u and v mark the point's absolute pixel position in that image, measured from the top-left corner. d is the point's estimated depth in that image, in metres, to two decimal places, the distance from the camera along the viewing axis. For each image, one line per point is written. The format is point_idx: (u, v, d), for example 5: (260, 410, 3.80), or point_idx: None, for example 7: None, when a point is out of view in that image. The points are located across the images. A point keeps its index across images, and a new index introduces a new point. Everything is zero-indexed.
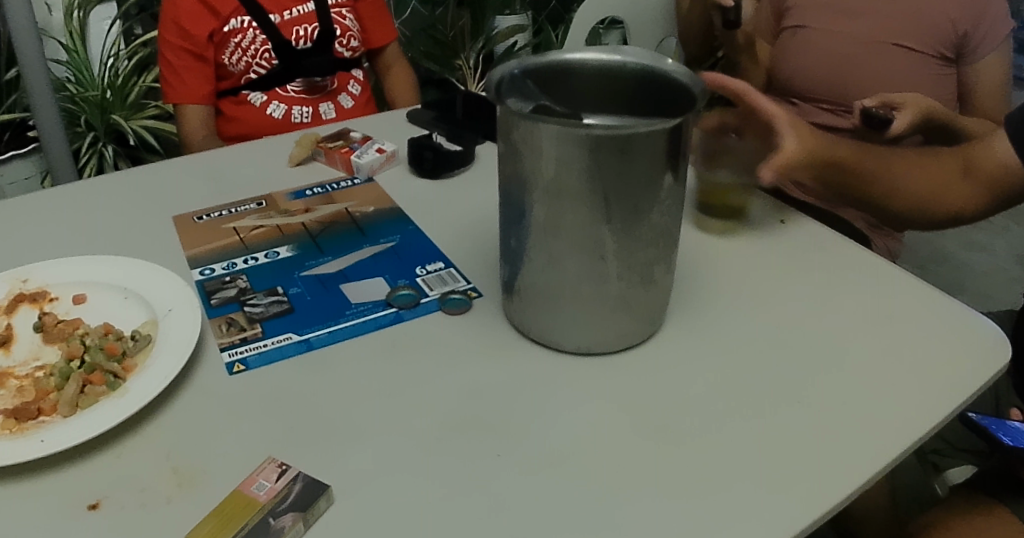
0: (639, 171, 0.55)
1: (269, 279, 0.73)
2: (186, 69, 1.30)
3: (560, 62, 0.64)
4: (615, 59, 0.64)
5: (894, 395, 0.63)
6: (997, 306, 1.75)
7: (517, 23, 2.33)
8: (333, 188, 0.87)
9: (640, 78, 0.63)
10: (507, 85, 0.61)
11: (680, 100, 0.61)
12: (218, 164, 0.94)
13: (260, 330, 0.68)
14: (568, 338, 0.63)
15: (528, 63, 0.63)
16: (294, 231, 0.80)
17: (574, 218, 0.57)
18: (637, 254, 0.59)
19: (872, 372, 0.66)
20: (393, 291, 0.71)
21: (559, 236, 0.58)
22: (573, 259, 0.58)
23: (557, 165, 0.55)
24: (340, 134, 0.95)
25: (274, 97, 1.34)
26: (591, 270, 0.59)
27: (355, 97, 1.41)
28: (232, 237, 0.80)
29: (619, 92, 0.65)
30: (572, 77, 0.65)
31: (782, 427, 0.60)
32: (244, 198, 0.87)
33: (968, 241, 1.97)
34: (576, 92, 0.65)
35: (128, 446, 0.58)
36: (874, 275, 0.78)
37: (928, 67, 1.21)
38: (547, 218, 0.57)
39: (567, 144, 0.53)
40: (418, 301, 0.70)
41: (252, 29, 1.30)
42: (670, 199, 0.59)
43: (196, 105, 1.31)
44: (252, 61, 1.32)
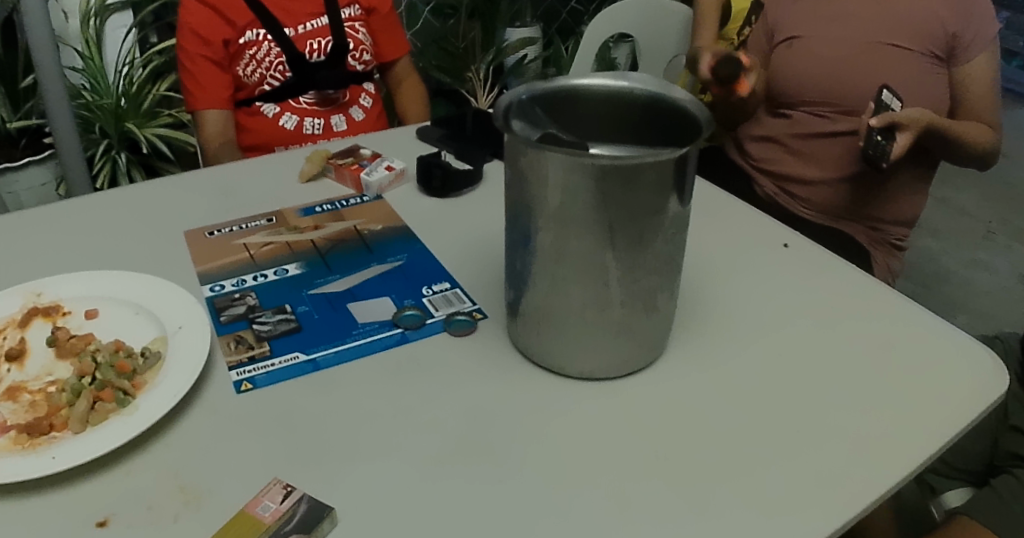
0: (645, 199, 0.56)
1: (277, 297, 0.74)
2: (204, 76, 1.31)
3: (569, 87, 0.65)
4: (623, 85, 0.64)
5: (893, 422, 0.64)
6: (1000, 326, 1.74)
7: (528, 35, 2.37)
8: (343, 205, 0.88)
9: (647, 105, 0.64)
10: (515, 113, 0.63)
11: (687, 128, 0.61)
12: (229, 179, 0.96)
13: (268, 348, 0.69)
14: (571, 362, 0.64)
15: (536, 89, 0.64)
16: (304, 248, 0.81)
17: (578, 246, 0.57)
18: (640, 281, 0.59)
19: (871, 399, 0.66)
20: (399, 312, 0.72)
21: (564, 264, 0.59)
22: (577, 286, 0.59)
23: (564, 193, 0.55)
24: (351, 150, 0.96)
25: (286, 109, 1.35)
26: (595, 297, 0.59)
27: (366, 110, 1.41)
28: (243, 253, 0.81)
29: (626, 118, 0.65)
30: (579, 103, 0.66)
31: (783, 454, 0.61)
32: (255, 214, 0.88)
33: (972, 259, 1.97)
34: (585, 117, 0.66)
35: (137, 463, 0.59)
36: (873, 300, 0.78)
37: (921, 66, 1.16)
38: (552, 245, 0.58)
39: (575, 174, 0.54)
40: (424, 322, 0.71)
41: (267, 41, 1.33)
42: (674, 227, 0.59)
43: (213, 112, 1.33)
44: (267, 73, 1.34)
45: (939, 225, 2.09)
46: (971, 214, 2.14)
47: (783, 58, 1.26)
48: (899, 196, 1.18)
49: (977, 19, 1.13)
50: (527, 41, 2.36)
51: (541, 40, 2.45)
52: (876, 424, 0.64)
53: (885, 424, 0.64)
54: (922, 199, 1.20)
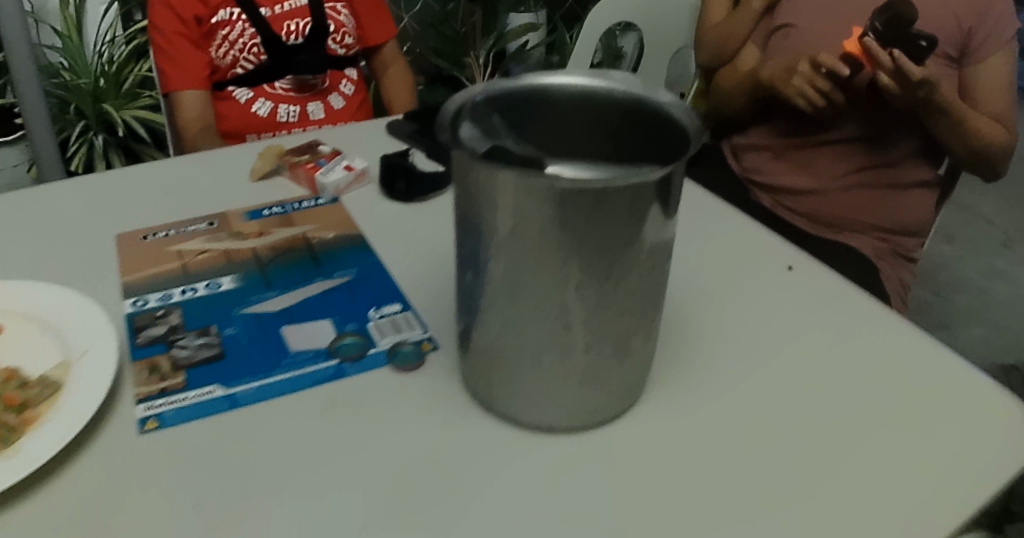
0: (615, 231, 0.46)
1: (203, 317, 0.65)
2: (176, 53, 1.20)
3: (535, 89, 0.56)
4: (596, 89, 0.55)
5: (902, 488, 0.54)
6: (1018, 342, 1.64)
7: (530, 21, 2.27)
8: (295, 208, 0.79)
9: (628, 111, 0.54)
10: (471, 113, 0.53)
11: (666, 132, 0.52)
12: (177, 174, 0.86)
13: (183, 380, 0.60)
14: (531, 413, 0.55)
15: (496, 90, 0.55)
16: (243, 257, 0.72)
17: (533, 278, 0.48)
18: (608, 324, 0.50)
19: (877, 459, 0.56)
20: (337, 339, 0.62)
21: (518, 301, 0.49)
22: (534, 328, 0.50)
23: (519, 218, 0.46)
24: (309, 146, 0.85)
25: (260, 94, 1.25)
26: (554, 341, 0.50)
27: (347, 98, 1.32)
28: (175, 262, 0.72)
29: (601, 121, 0.55)
30: (543, 107, 0.56)
31: (770, 516, 0.51)
32: (197, 216, 0.79)
33: (989, 268, 1.86)
34: (551, 123, 0.56)
35: (10, 518, 0.50)
36: (886, 333, 0.68)
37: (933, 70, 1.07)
38: (505, 280, 0.49)
39: (529, 198, 0.45)
40: (364, 352, 0.61)
41: (241, 21, 1.21)
42: (653, 260, 0.49)
43: (190, 91, 1.22)
44: (240, 54, 1.23)
45: (955, 230, 1.98)
46: (989, 220, 2.03)
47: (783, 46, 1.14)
48: (905, 201, 1.08)
49: (996, 20, 1.04)
50: (528, 28, 2.23)
51: (545, 26, 2.34)
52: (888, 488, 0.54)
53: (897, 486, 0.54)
54: (931, 204, 1.10)
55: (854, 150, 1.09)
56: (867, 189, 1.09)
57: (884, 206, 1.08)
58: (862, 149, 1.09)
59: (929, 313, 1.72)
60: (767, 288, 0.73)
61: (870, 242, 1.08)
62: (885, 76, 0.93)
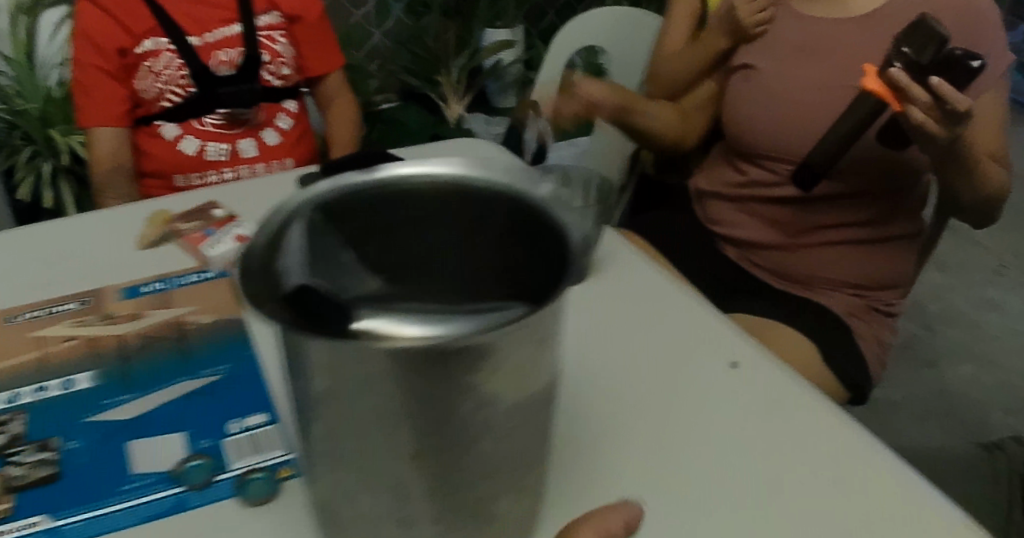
0: (454, 398, 0.33)
1: (46, 426, 0.57)
2: (94, 88, 1.14)
3: (386, 185, 0.41)
4: (468, 187, 0.40)
5: None
6: (1013, 380, 1.55)
7: (507, 37, 2.19)
8: (177, 282, 0.71)
9: (508, 214, 0.39)
10: (291, 230, 0.38)
11: (554, 254, 0.36)
12: (62, 238, 0.78)
13: (9, 508, 0.51)
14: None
15: (332, 190, 0.40)
16: (108, 347, 0.64)
17: (355, 442, 0.36)
18: (456, 496, 0.38)
19: None
20: (184, 460, 0.54)
21: (345, 463, 0.38)
22: (366, 493, 0.39)
23: (358, 388, 0.33)
24: (203, 210, 0.78)
25: (188, 132, 1.17)
26: (390, 510, 0.39)
27: (283, 132, 1.23)
28: (34, 350, 0.64)
29: (472, 227, 0.39)
30: (395, 212, 0.40)
31: None
32: (70, 293, 0.71)
33: (983, 298, 1.77)
34: (405, 233, 0.39)
35: None
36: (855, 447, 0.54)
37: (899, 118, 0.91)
38: (324, 436, 0.37)
39: (336, 361, 0.32)
40: (213, 478, 0.53)
41: (168, 51, 1.14)
42: (520, 415, 0.37)
43: (106, 129, 1.16)
44: (166, 87, 1.15)
45: (946, 257, 1.90)
46: (983, 245, 1.95)
47: (739, 93, 1.04)
48: (883, 253, 0.98)
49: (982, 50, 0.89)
50: (505, 45, 2.15)
51: (523, 42, 2.25)
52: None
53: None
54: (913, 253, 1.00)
55: (834, 199, 0.97)
56: (845, 240, 0.98)
57: (860, 259, 0.97)
58: (845, 197, 0.96)
59: (917, 348, 1.63)
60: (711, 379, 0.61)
61: (844, 300, 0.96)
62: (919, 112, 0.72)
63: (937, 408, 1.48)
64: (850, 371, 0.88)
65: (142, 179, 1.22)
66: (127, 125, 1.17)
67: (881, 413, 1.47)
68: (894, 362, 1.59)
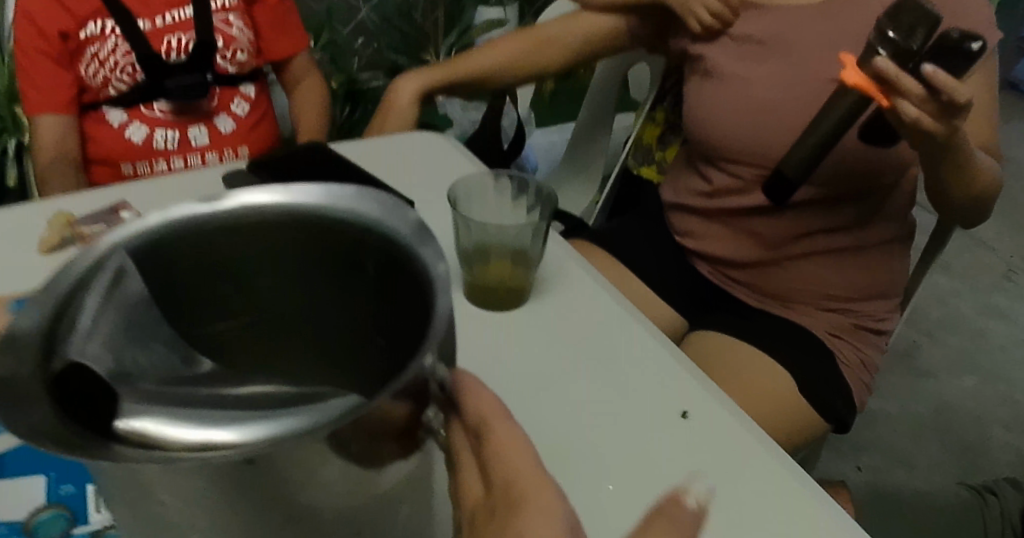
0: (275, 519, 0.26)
1: None
2: (36, 74, 1.04)
3: (232, 220, 0.33)
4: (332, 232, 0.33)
5: None
6: (1018, 394, 1.48)
7: (499, 16, 2.08)
8: None
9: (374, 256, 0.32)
10: (101, 284, 0.30)
11: (419, 332, 0.29)
12: None
13: None
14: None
15: (162, 225, 0.32)
16: None
17: None
18: None
19: None
20: (37, 511, 0.46)
21: None
22: None
23: (166, 516, 0.26)
24: (109, 211, 0.70)
25: (134, 117, 1.09)
26: None
27: (238, 119, 1.16)
28: None
29: (346, 282, 0.33)
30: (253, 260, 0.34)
31: None
32: None
33: (988, 304, 1.69)
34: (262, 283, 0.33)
35: None
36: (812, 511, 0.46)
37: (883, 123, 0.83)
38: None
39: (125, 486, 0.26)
40: (69, 532, 0.46)
41: (114, 36, 1.05)
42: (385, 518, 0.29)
43: (49, 117, 1.06)
44: (111, 75, 1.06)
45: (951, 259, 1.81)
46: (990, 246, 1.86)
47: (698, 97, 0.94)
48: (872, 260, 0.90)
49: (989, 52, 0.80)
50: (496, 25, 2.04)
51: (515, 20, 2.14)
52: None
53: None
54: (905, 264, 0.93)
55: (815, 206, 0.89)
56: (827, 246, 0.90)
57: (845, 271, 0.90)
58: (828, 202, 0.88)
59: (916, 356, 1.55)
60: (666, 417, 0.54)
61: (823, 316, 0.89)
62: (912, 103, 0.63)
63: (937, 423, 1.40)
64: (836, 405, 0.81)
65: (87, 167, 1.13)
66: (72, 113, 1.08)
67: (874, 427, 1.39)
68: (891, 371, 1.51)
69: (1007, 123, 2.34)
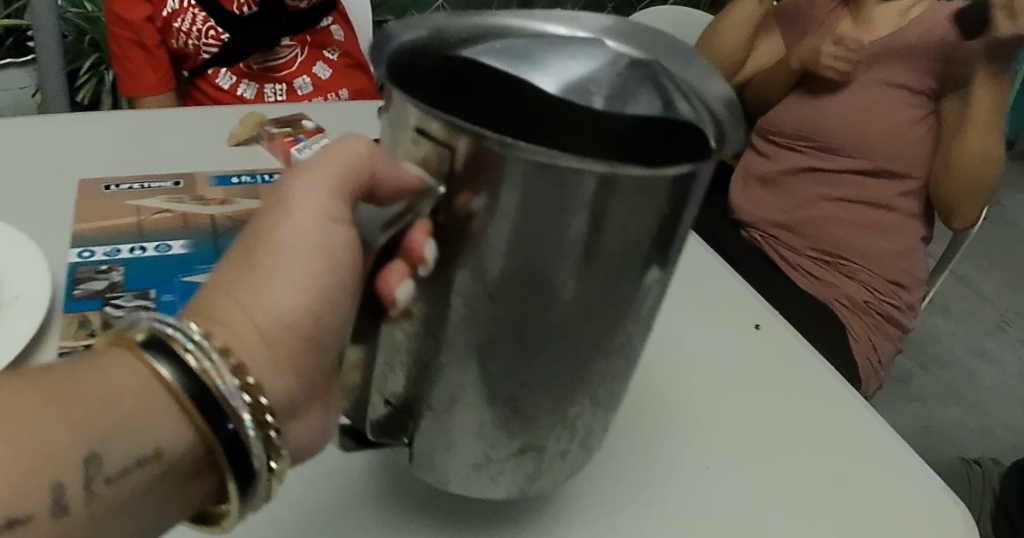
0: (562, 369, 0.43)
1: (145, 278, 0.64)
2: (130, 60, 1.23)
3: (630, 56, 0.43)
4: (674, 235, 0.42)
5: (794, 483, 0.58)
6: (994, 427, 1.62)
7: None
8: (264, 179, 0.77)
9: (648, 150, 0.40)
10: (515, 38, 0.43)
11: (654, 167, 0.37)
12: (151, 132, 0.84)
13: None
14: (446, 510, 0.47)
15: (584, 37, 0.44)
16: (199, 224, 0.70)
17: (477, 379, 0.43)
18: (557, 427, 0.45)
19: (780, 464, 0.60)
20: None
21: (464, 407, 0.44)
22: (483, 432, 0.45)
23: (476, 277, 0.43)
24: (292, 119, 0.85)
25: (241, 77, 1.25)
26: (493, 443, 0.45)
27: (331, 64, 1.30)
28: (131, 217, 0.71)
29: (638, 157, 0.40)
30: (571, 63, 0.39)
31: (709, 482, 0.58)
32: (162, 174, 0.77)
33: (979, 349, 1.84)
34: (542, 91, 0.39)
35: None
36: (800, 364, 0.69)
37: (908, 130, 1.17)
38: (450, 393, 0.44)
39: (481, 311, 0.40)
40: None
41: (192, 8, 1.20)
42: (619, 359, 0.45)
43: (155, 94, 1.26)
44: (200, 42, 1.23)
45: (948, 305, 1.97)
46: (986, 299, 2.02)
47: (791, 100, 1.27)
48: (878, 247, 1.16)
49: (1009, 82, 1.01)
50: None
51: None
52: (841, 484, 0.59)
53: (820, 471, 0.60)
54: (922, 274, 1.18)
55: (829, 190, 1.21)
56: (845, 227, 1.18)
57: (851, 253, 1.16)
58: (837, 191, 1.20)
59: (910, 384, 1.71)
60: (736, 311, 0.75)
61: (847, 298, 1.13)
62: None
63: (919, 441, 1.55)
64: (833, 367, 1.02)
65: None
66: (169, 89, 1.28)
67: None
68: (885, 393, 1.67)
69: (1013, 189, 2.51)
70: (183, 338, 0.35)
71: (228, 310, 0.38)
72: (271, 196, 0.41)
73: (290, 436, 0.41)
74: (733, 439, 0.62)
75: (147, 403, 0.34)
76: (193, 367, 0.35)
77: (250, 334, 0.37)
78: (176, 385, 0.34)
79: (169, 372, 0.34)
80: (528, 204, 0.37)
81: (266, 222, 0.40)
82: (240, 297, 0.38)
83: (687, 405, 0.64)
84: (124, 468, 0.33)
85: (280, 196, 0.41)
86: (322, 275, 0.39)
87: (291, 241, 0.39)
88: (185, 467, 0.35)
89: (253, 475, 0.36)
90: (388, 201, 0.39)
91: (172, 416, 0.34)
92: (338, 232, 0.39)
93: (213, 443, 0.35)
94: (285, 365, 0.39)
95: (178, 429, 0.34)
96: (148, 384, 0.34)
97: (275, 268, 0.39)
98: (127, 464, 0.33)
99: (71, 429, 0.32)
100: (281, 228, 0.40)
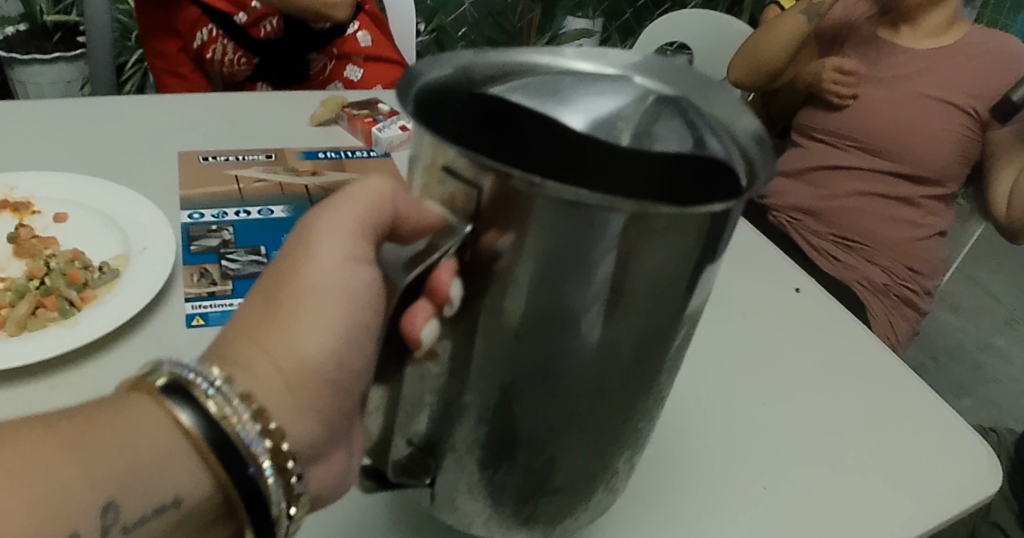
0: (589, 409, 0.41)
1: (254, 237, 0.70)
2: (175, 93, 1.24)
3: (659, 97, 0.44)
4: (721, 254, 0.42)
5: (847, 431, 0.62)
6: (1005, 418, 1.68)
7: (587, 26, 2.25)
8: (347, 155, 0.84)
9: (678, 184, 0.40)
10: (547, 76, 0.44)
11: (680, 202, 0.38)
12: (238, 113, 0.90)
13: (230, 287, 0.65)
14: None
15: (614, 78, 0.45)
16: (295, 191, 0.77)
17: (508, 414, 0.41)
18: (585, 463, 0.43)
19: (838, 411, 0.64)
20: None
21: (488, 440, 0.42)
22: (510, 470, 0.43)
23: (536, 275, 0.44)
24: (368, 103, 0.91)
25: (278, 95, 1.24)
26: (522, 481, 0.43)
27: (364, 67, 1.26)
28: (232, 184, 0.77)
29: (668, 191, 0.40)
30: (597, 102, 0.41)
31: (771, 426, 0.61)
32: (253, 148, 0.84)
33: (991, 346, 1.90)
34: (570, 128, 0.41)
35: (64, 380, 0.56)
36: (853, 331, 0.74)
37: (941, 132, 1.22)
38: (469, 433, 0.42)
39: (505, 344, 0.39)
40: None
41: (218, 39, 1.18)
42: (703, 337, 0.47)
43: None
44: (233, 69, 1.22)
45: (960, 304, 2.03)
46: (997, 299, 2.08)
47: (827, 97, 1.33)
48: (901, 237, 1.22)
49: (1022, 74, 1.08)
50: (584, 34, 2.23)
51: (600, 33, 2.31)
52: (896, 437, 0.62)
53: (873, 421, 0.63)
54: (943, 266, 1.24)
55: (864, 186, 1.26)
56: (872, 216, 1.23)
57: (871, 240, 1.23)
58: (868, 185, 1.26)
59: (924, 377, 1.77)
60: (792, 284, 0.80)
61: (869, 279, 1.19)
62: None
63: None
64: None
65: None
66: None
67: None
68: None
69: None
70: (205, 386, 0.35)
71: (250, 355, 0.39)
72: (303, 234, 0.42)
73: (311, 476, 0.41)
74: (793, 390, 0.66)
75: (170, 453, 0.34)
76: (215, 412, 0.35)
77: (270, 379, 0.38)
78: (197, 434, 0.34)
79: (192, 422, 0.34)
80: (554, 237, 0.35)
81: (294, 264, 0.41)
82: (264, 339, 0.39)
83: (750, 355, 0.69)
84: (141, 519, 0.33)
85: (307, 237, 0.42)
86: (346, 317, 0.40)
87: (317, 286, 0.40)
88: (201, 516, 0.35)
89: (271, 521, 0.36)
90: (411, 239, 0.39)
91: (193, 465, 0.34)
92: (360, 271, 0.40)
93: (231, 492, 0.35)
94: (307, 407, 0.40)
95: (197, 481, 0.35)
96: (171, 433, 0.34)
97: (301, 315, 0.40)
98: (145, 513, 0.34)
99: (90, 478, 0.32)
100: (307, 271, 0.41)
